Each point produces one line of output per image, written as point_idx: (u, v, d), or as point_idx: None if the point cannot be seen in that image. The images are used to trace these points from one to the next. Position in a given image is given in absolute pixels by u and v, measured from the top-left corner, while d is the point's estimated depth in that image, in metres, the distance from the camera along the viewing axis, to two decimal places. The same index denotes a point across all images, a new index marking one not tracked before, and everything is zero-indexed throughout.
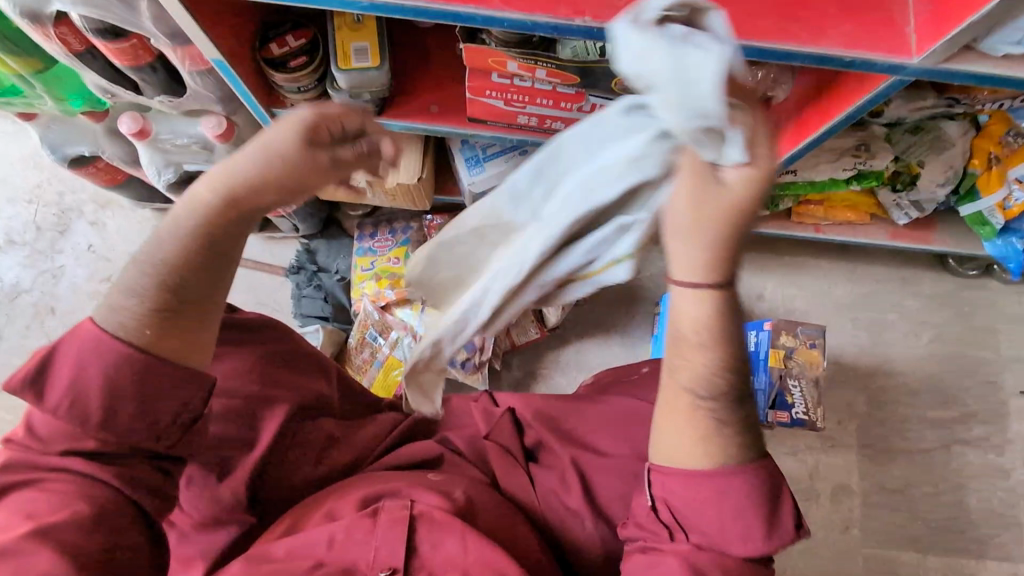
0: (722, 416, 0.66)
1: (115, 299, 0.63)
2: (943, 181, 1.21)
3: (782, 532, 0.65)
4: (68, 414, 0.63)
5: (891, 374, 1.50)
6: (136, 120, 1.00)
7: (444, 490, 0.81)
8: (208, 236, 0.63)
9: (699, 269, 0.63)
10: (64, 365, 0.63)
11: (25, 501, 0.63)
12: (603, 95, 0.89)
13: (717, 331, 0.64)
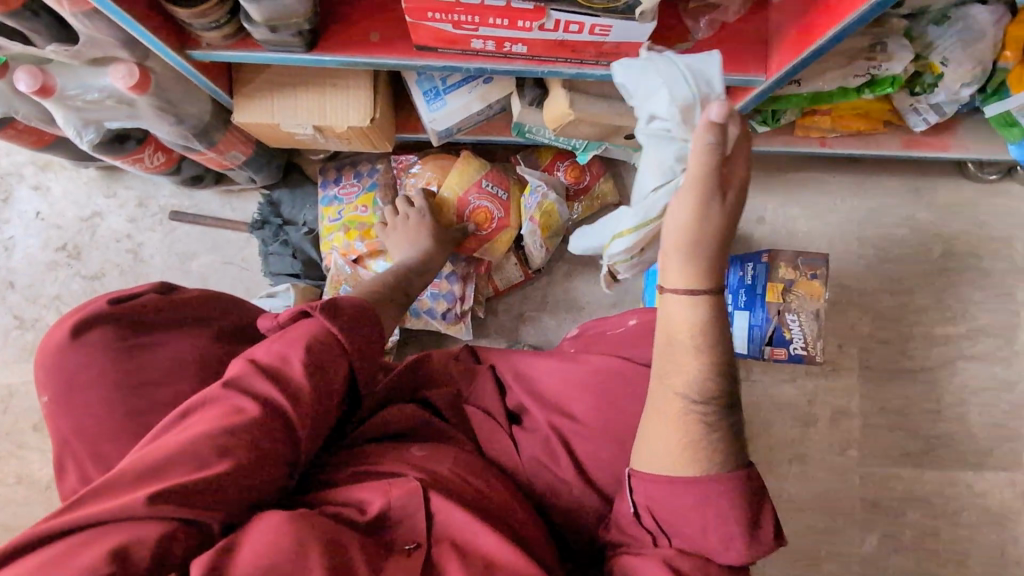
0: (711, 419, 0.65)
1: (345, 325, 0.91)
2: (969, 81, 1.05)
3: (761, 540, 0.65)
4: (289, 364, 0.65)
5: (897, 292, 1.43)
6: (34, 74, 0.86)
7: (428, 467, 0.74)
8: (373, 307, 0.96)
9: (690, 273, 0.65)
10: (299, 332, 0.67)
11: (225, 413, 0.60)
12: (566, 6, 0.74)
13: (708, 341, 0.65)
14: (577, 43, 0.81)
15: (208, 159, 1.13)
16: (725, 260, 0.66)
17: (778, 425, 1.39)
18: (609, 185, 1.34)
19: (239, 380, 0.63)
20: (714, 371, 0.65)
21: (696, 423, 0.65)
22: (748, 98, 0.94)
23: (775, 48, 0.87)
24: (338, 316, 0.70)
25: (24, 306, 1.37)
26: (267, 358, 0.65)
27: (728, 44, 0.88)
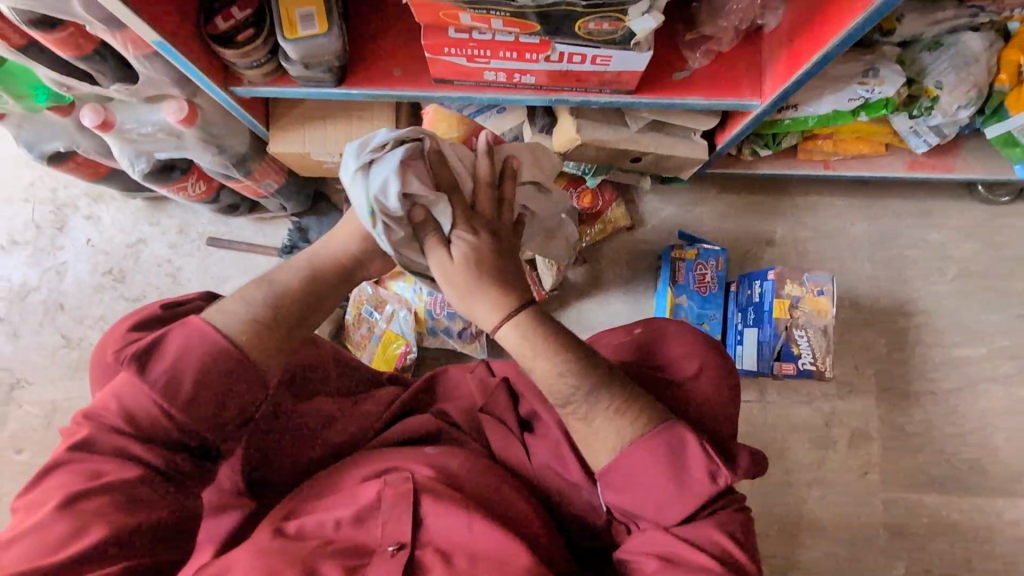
0: (584, 410, 0.70)
1: (229, 306, 0.71)
2: (965, 102, 1.06)
3: (698, 484, 0.67)
4: (157, 396, 0.66)
5: (913, 313, 1.42)
6: (98, 111, 0.97)
7: (440, 464, 0.79)
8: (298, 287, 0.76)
9: (493, 310, 0.73)
10: (171, 345, 0.67)
11: (83, 474, 0.63)
12: (569, 40, 0.82)
13: (535, 354, 0.72)
14: (582, 72, 0.88)
15: (244, 187, 1.22)
16: (510, 277, 0.74)
17: (796, 448, 1.38)
18: (621, 209, 1.40)
19: (88, 443, 0.65)
20: (573, 362, 0.71)
21: (575, 421, 0.71)
22: (747, 121, 0.99)
23: (768, 74, 0.92)
24: (159, 357, 0.66)
25: (72, 326, 1.47)
26: (109, 410, 0.66)
27: (723, 71, 0.95)
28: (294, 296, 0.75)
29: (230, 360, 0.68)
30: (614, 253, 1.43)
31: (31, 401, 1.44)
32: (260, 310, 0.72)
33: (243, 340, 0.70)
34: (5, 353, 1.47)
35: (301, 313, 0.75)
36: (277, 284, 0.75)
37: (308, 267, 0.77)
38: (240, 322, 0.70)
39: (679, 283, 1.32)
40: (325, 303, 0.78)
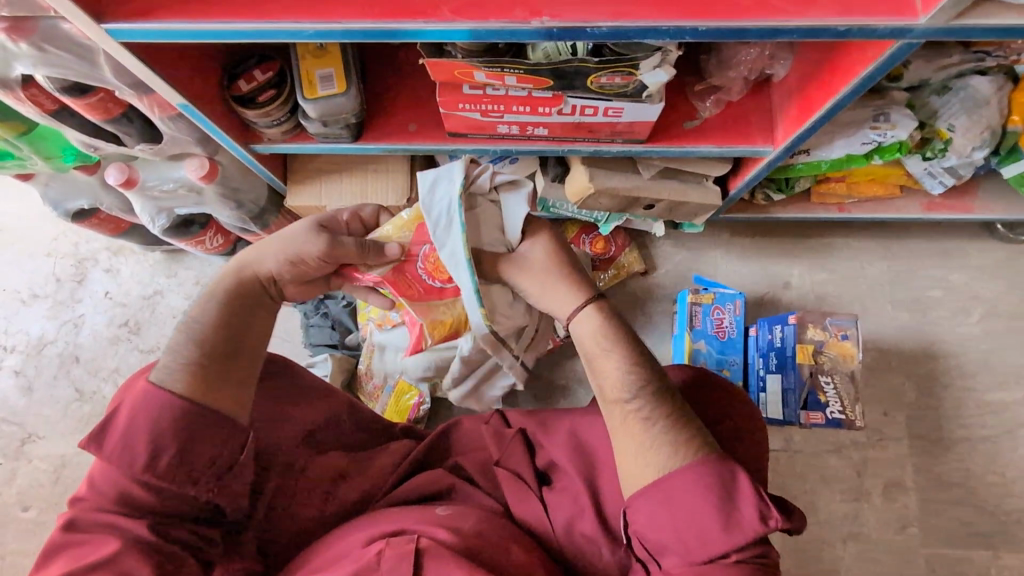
0: (645, 410, 0.70)
1: (165, 362, 0.70)
2: (979, 144, 1.06)
3: (746, 524, 0.62)
4: (121, 465, 0.66)
5: (940, 356, 1.38)
6: (123, 169, 1.00)
7: (450, 525, 0.76)
8: (230, 309, 0.74)
9: (570, 300, 0.78)
10: (122, 418, 0.67)
11: (79, 554, 0.63)
12: (581, 94, 0.83)
13: (609, 343, 0.76)
14: (594, 123, 0.90)
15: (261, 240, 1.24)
16: (585, 276, 0.80)
17: (828, 500, 1.31)
18: (634, 254, 1.39)
19: (78, 520, 0.66)
20: (632, 365, 0.74)
21: (637, 422, 0.70)
22: (760, 167, 0.99)
23: (779, 121, 0.93)
24: (111, 433, 0.66)
25: (85, 379, 1.47)
26: (91, 491, 0.67)
27: (733, 120, 0.96)
28: (217, 330, 0.72)
29: (175, 409, 0.67)
30: (629, 298, 1.41)
31: (41, 455, 1.42)
32: (187, 354, 0.70)
33: (181, 387, 0.68)
34: (18, 407, 1.46)
35: (228, 347, 0.72)
36: (198, 324, 0.73)
37: (227, 301, 0.75)
38: (176, 372, 0.68)
39: (696, 329, 1.29)
40: (249, 335, 0.74)
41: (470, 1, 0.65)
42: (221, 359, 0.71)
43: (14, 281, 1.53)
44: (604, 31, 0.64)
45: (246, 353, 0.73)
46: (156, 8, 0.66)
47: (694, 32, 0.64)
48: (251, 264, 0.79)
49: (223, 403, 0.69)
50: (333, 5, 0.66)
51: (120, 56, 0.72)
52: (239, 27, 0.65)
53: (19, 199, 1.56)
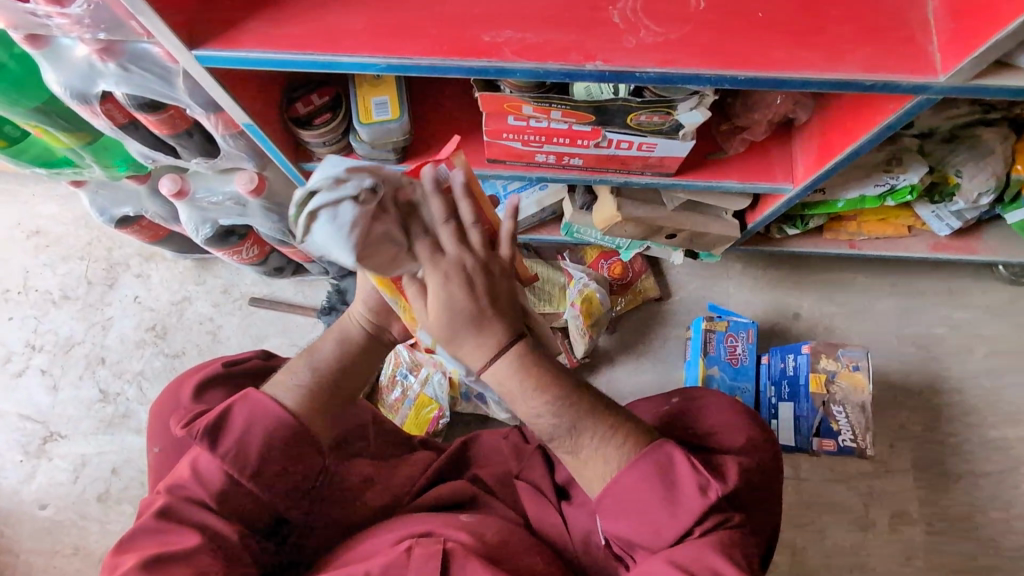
0: (569, 443, 0.72)
1: (285, 379, 0.77)
2: (987, 189, 1.11)
3: (690, 501, 0.69)
4: (230, 465, 0.71)
5: (943, 391, 1.42)
6: (176, 180, 1.06)
7: (474, 529, 0.79)
8: (348, 348, 0.79)
9: (479, 353, 0.69)
10: (238, 420, 0.73)
11: (158, 544, 0.66)
12: (620, 129, 0.89)
13: (523, 388, 0.70)
14: (627, 156, 0.96)
15: (294, 253, 1.29)
16: (496, 309, 0.69)
17: (835, 530, 1.33)
18: (650, 280, 1.45)
19: (169, 509, 0.69)
20: (555, 399, 0.70)
21: (566, 454, 0.73)
22: (779, 204, 1.05)
23: (799, 161, 0.99)
24: (225, 435, 0.72)
25: (111, 381, 1.50)
26: (185, 476, 0.71)
27: (757, 157, 1.02)
28: (333, 370, 0.78)
29: (289, 429, 0.74)
30: (644, 322, 1.46)
31: (63, 453, 1.45)
32: (303, 378, 0.76)
33: (296, 409, 0.75)
34: (42, 406, 1.49)
35: (335, 380, 0.78)
36: (317, 357, 0.78)
37: (340, 335, 0.79)
38: (291, 390, 0.76)
39: (710, 355, 1.33)
40: (351, 375, 0.79)
41: (529, 43, 0.71)
42: (330, 389, 0.77)
43: (46, 282, 1.56)
44: (651, 76, 0.70)
45: (346, 390, 0.79)
46: (243, 40, 0.72)
47: (733, 80, 0.70)
48: (348, 320, 0.80)
49: (321, 430, 0.76)
50: (402, 41, 0.72)
51: (201, 78, 0.78)
52: (316, 58, 0.72)
53: (57, 202, 1.60)
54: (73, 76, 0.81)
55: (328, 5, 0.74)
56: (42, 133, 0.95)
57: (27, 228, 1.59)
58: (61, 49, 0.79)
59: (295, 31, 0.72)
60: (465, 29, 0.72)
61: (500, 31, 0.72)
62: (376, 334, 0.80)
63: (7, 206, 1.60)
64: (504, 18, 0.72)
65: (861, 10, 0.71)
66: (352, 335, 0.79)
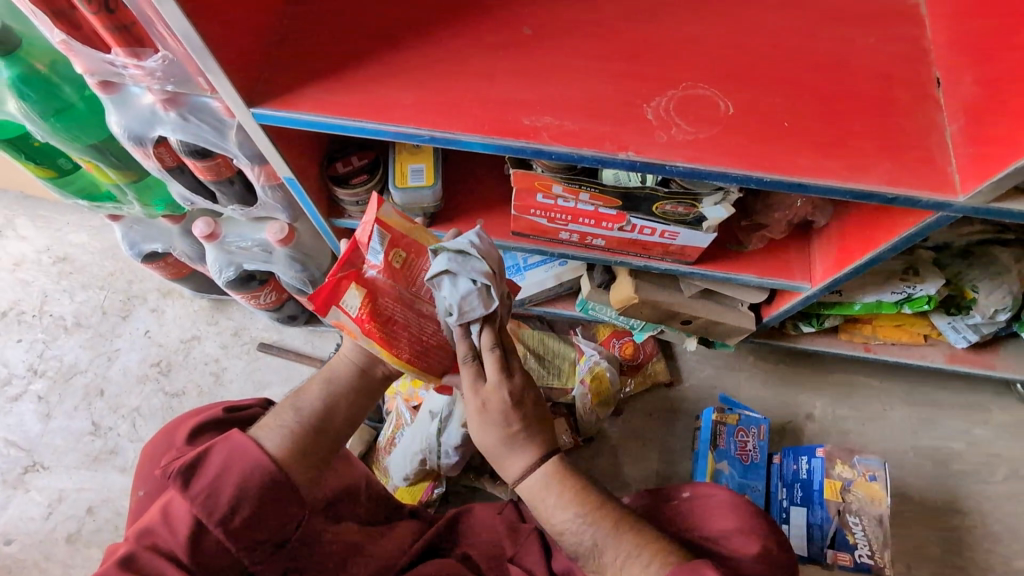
0: (597, 562, 0.71)
1: (270, 422, 0.76)
2: (1003, 307, 1.12)
3: None
4: (200, 508, 0.67)
5: (962, 511, 1.35)
6: (210, 223, 1.08)
7: None
8: (333, 388, 0.81)
9: (518, 462, 0.75)
10: (216, 460, 0.70)
11: None
12: (644, 215, 0.92)
13: (554, 500, 0.73)
14: (649, 242, 0.98)
15: (311, 303, 1.31)
16: (534, 426, 0.75)
17: None
18: (661, 364, 1.43)
19: (135, 556, 0.65)
20: (579, 513, 0.72)
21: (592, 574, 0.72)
22: (796, 301, 1.06)
23: (817, 261, 1.01)
24: (199, 477, 0.69)
25: (105, 414, 1.47)
26: (156, 520, 0.68)
27: (775, 255, 1.04)
28: (318, 414, 0.78)
29: (267, 473, 0.71)
30: (652, 407, 1.43)
31: (42, 486, 1.40)
32: (287, 420, 0.76)
33: (276, 451, 0.73)
34: (31, 433, 1.46)
35: (317, 425, 0.78)
36: (302, 400, 0.79)
37: (327, 376, 0.82)
38: (273, 433, 0.75)
39: (719, 449, 1.29)
40: (337, 417, 0.80)
41: (567, 129, 0.76)
42: (312, 432, 0.77)
43: (62, 308, 1.58)
44: (680, 169, 0.74)
45: (329, 433, 0.79)
46: (300, 103, 0.77)
47: (759, 180, 0.73)
48: (342, 363, 0.83)
49: (299, 475, 0.74)
50: (448, 117, 0.77)
51: (255, 134, 0.83)
52: (366, 124, 0.76)
53: (89, 231, 1.65)
54: (134, 121, 0.86)
55: (381, 78, 0.79)
56: (93, 168, 1.00)
57: (55, 254, 1.63)
58: (129, 96, 0.84)
59: (348, 99, 0.77)
60: (507, 111, 0.77)
61: (540, 116, 0.76)
62: (364, 378, 0.83)
63: (40, 231, 1.65)
64: (546, 105, 0.77)
65: (882, 127, 0.75)
66: (339, 377, 0.82)
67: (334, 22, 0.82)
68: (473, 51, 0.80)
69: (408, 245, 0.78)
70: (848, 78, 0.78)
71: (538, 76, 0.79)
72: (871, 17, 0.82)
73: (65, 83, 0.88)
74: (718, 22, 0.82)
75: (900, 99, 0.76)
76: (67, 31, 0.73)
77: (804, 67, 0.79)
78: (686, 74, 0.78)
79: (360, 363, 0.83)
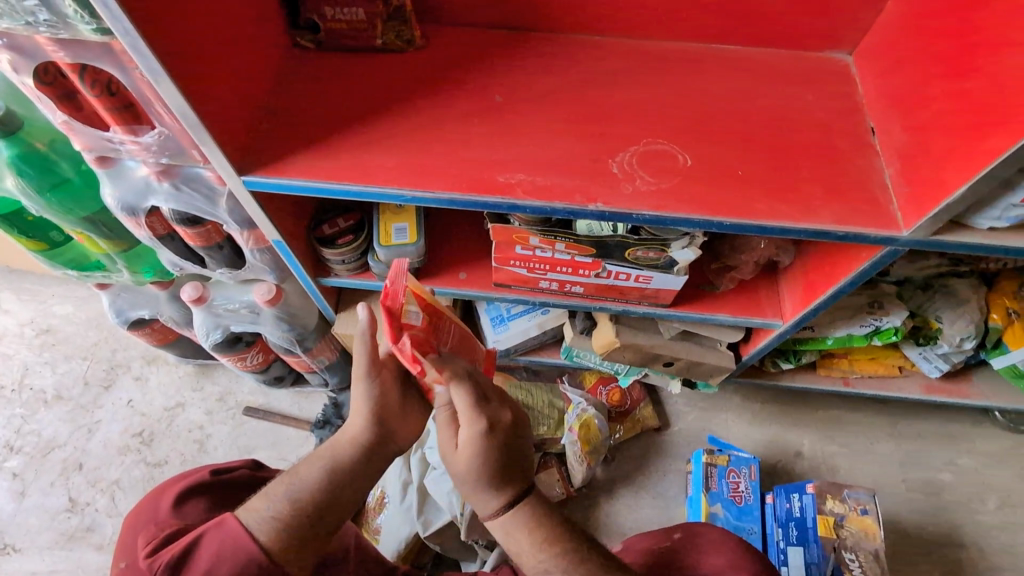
0: None
1: (261, 506, 0.73)
2: (967, 335, 1.16)
3: None
4: None
5: (958, 544, 1.35)
6: (197, 287, 1.11)
7: None
8: (337, 470, 0.77)
9: (489, 503, 0.73)
10: (206, 555, 0.69)
11: None
12: (618, 261, 0.96)
13: (534, 545, 0.72)
14: (625, 287, 1.02)
15: (298, 362, 1.32)
16: (511, 469, 0.73)
17: None
18: (649, 409, 1.43)
19: None
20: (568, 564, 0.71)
21: None
22: (770, 338, 1.10)
23: (786, 299, 1.06)
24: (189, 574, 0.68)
25: (83, 489, 1.43)
26: None
27: (746, 294, 1.08)
28: (317, 498, 0.75)
29: (259, 566, 0.70)
30: (642, 453, 1.43)
31: (13, 571, 1.34)
32: (281, 508, 0.73)
33: (267, 541, 0.71)
34: (3, 513, 1.40)
35: (316, 514, 0.74)
36: (299, 483, 0.75)
37: (333, 455, 0.77)
38: (264, 522, 0.71)
39: (712, 492, 1.29)
40: (338, 501, 0.76)
41: (539, 184, 0.81)
42: (310, 520, 0.73)
43: (43, 381, 1.56)
44: (646, 217, 0.80)
45: (329, 519, 0.75)
46: (288, 169, 0.82)
47: (719, 224, 0.79)
48: (350, 436, 0.79)
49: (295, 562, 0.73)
50: (427, 177, 0.82)
51: (245, 200, 0.88)
52: (351, 187, 0.81)
53: (75, 302, 1.65)
54: (129, 193, 0.90)
55: (365, 146, 0.85)
56: (84, 239, 1.03)
57: (38, 326, 1.62)
58: (124, 170, 0.88)
59: (334, 166, 0.83)
60: (482, 170, 0.82)
61: (513, 174, 0.82)
62: (371, 456, 0.79)
63: (24, 303, 1.65)
64: (519, 164, 0.83)
65: (827, 172, 0.81)
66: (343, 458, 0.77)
67: (320, 97, 0.89)
68: (449, 118, 0.87)
69: (432, 311, 0.81)
70: (792, 130, 0.85)
71: (511, 138, 0.85)
72: (808, 76, 0.91)
73: (62, 159, 0.92)
74: (672, 85, 0.90)
75: (841, 146, 0.84)
76: (68, 112, 0.78)
77: (752, 122, 0.86)
78: (645, 132, 0.85)
79: (367, 443, 0.79)
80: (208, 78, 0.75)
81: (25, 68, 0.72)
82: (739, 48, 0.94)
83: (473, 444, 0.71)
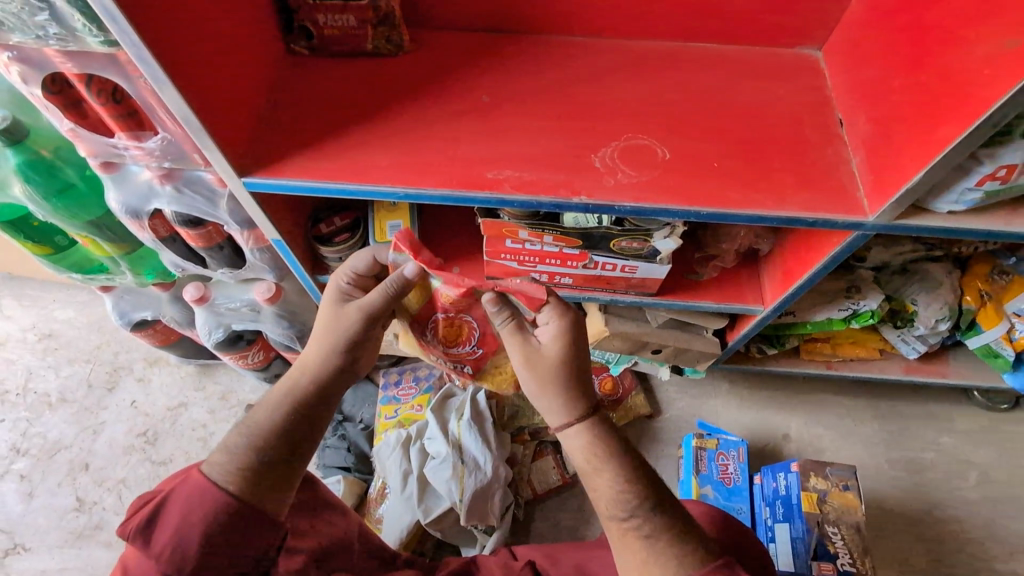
0: (646, 526, 0.71)
1: (223, 455, 0.72)
2: (942, 316, 1.21)
3: None
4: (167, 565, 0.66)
5: (940, 519, 1.40)
6: (200, 287, 1.15)
7: None
8: (294, 402, 0.77)
9: (561, 411, 0.79)
10: (175, 512, 0.68)
11: None
12: (604, 252, 1.01)
13: (602, 456, 0.76)
14: (612, 277, 1.07)
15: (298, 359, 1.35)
16: (581, 385, 0.80)
17: None
18: (641, 397, 1.48)
19: None
20: (629, 478, 0.74)
21: (637, 538, 0.71)
22: (752, 323, 1.14)
23: (767, 285, 1.11)
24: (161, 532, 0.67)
25: (90, 488, 1.46)
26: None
27: (729, 282, 1.13)
28: (272, 431, 0.75)
29: (228, 509, 0.68)
30: (635, 439, 1.47)
31: (24, 569, 1.37)
32: (240, 451, 0.72)
33: (232, 485, 0.70)
34: (12, 514, 1.43)
35: (278, 451, 0.74)
36: (254, 424, 0.75)
37: (290, 387, 0.79)
38: (227, 467, 0.71)
39: (702, 474, 1.34)
40: (295, 437, 0.76)
41: (526, 179, 0.85)
42: (271, 457, 0.73)
43: (47, 384, 1.59)
44: (627, 209, 0.84)
45: (291, 453, 0.75)
46: (286, 170, 0.86)
47: (697, 214, 0.83)
48: (314, 366, 0.80)
49: (269, 501, 0.72)
50: (419, 175, 0.86)
51: (245, 201, 0.91)
52: (346, 186, 0.85)
53: (76, 306, 1.68)
54: (132, 197, 0.94)
55: (359, 146, 0.89)
56: (88, 242, 1.06)
57: (40, 331, 1.65)
58: (127, 174, 0.92)
59: (330, 166, 0.87)
60: (471, 167, 0.87)
61: (501, 170, 0.86)
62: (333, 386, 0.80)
63: (26, 309, 1.67)
64: (506, 160, 0.87)
65: (798, 162, 0.86)
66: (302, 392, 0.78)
67: (315, 101, 0.93)
68: (438, 118, 0.91)
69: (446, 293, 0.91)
70: (765, 123, 0.90)
71: (498, 136, 0.89)
72: (780, 72, 0.96)
73: (66, 165, 0.96)
74: (650, 82, 0.94)
75: (811, 138, 0.88)
76: (75, 120, 0.81)
77: (727, 116, 0.91)
78: (625, 128, 0.89)
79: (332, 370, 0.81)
80: (209, 85, 0.79)
81: (34, 79, 0.75)
82: (714, 46, 0.99)
83: (552, 348, 0.80)
